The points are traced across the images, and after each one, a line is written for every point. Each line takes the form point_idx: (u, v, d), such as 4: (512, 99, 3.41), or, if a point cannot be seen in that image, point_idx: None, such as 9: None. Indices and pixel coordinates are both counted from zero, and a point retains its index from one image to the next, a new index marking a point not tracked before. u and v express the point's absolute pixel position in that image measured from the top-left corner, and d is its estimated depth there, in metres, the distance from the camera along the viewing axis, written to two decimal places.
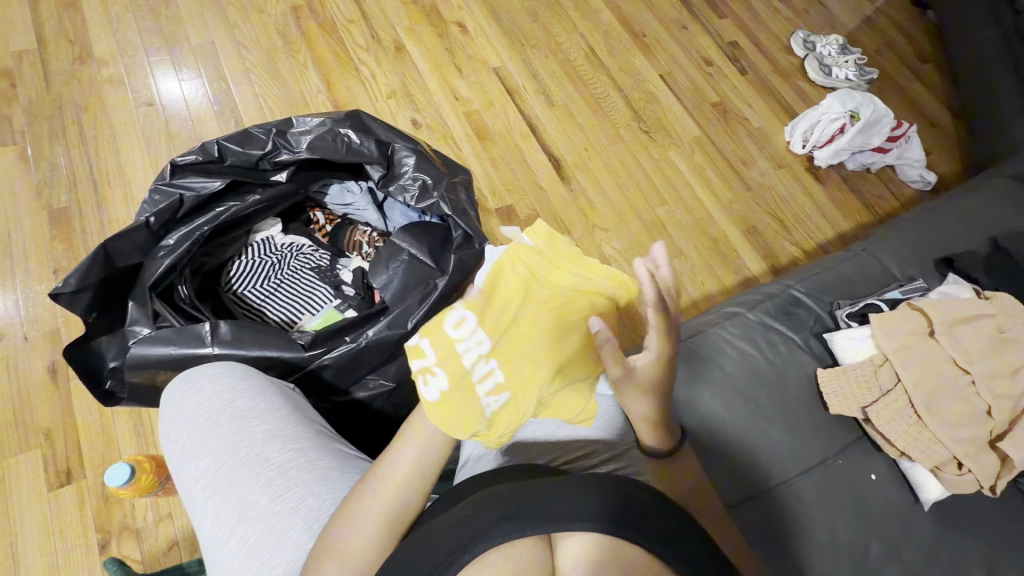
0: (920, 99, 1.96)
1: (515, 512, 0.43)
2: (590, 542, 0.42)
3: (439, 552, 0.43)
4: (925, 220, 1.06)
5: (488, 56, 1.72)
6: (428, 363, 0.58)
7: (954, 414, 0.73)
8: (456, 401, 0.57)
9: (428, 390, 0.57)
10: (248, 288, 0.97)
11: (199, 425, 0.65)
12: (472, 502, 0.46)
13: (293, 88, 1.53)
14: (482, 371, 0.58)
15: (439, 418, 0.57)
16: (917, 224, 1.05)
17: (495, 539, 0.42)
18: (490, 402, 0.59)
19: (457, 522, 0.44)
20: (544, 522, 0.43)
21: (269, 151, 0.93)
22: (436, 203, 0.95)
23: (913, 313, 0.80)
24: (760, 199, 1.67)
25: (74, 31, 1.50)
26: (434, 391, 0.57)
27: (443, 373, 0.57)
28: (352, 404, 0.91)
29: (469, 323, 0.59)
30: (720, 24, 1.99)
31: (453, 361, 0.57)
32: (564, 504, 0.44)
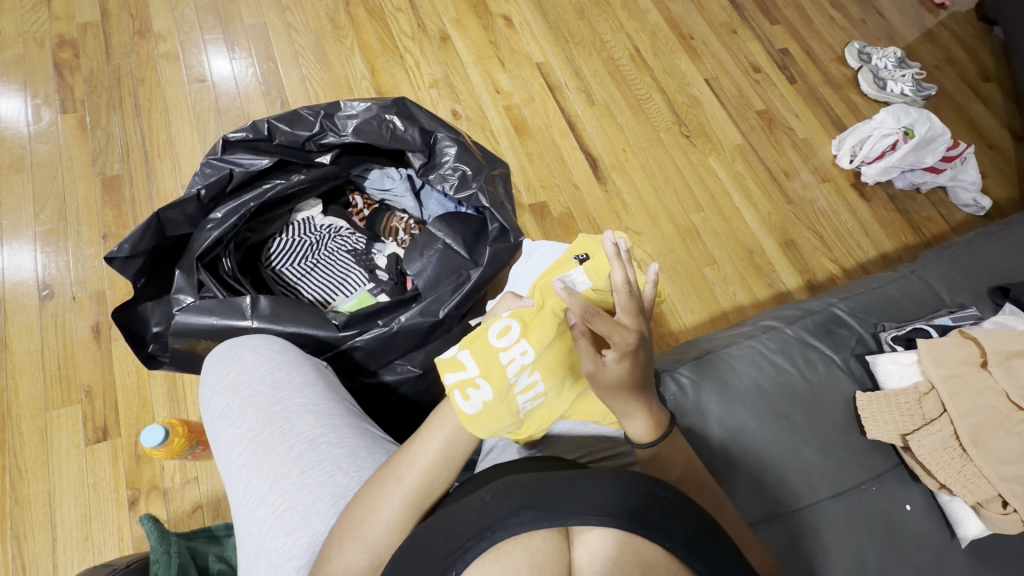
0: (979, 119, 1.87)
1: (534, 503, 0.42)
2: (609, 538, 0.40)
3: (456, 537, 0.42)
4: (980, 246, 1.01)
5: (532, 51, 1.71)
6: (469, 375, 0.58)
7: (1002, 449, 0.69)
8: (497, 412, 0.58)
9: (469, 401, 0.57)
10: (287, 265, 0.99)
11: (238, 393, 0.67)
12: (490, 490, 0.45)
13: (338, 72, 1.56)
14: (523, 382, 0.59)
15: (477, 427, 0.57)
16: (971, 249, 1.01)
17: (513, 529, 0.41)
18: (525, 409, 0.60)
19: (475, 508, 0.43)
20: (563, 515, 0.41)
21: (316, 133, 0.95)
22: (474, 194, 0.95)
23: (965, 343, 0.77)
24: (801, 212, 1.62)
25: (136, 6, 1.56)
26: (475, 404, 0.57)
27: (485, 385, 0.57)
28: (379, 387, 0.92)
29: (512, 333, 0.59)
30: (771, 30, 1.93)
31: (495, 374, 0.57)
32: (584, 498, 0.42)
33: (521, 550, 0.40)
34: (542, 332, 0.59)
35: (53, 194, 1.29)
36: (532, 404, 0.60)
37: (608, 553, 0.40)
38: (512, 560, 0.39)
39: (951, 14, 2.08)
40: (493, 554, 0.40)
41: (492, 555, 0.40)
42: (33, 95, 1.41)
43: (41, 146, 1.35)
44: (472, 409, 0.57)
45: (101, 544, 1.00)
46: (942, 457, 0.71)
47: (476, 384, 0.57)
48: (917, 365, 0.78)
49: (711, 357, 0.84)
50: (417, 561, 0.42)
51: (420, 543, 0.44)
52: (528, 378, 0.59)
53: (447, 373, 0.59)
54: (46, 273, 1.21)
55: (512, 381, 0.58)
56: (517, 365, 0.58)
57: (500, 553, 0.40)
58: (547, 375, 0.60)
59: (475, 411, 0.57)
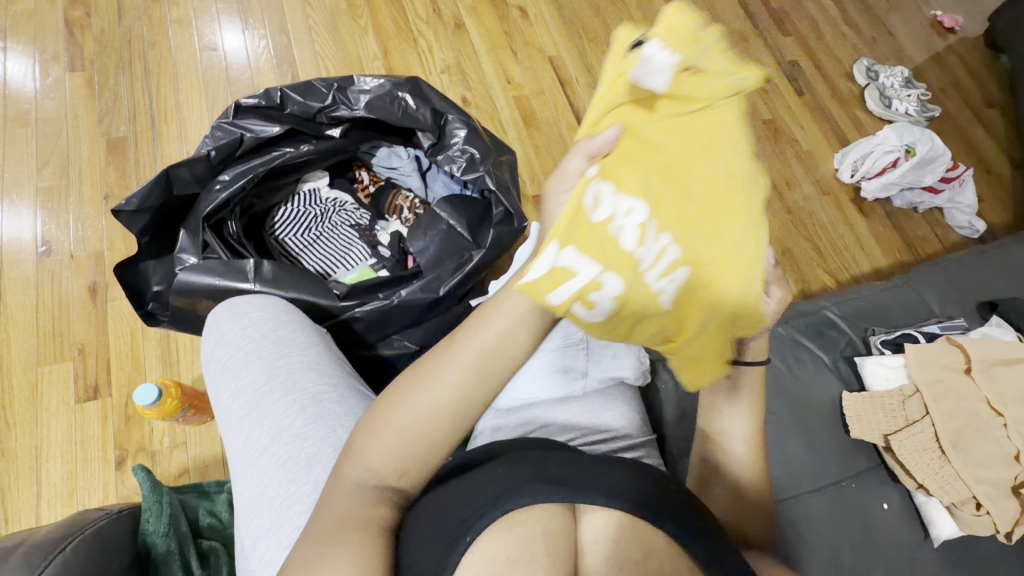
0: (979, 144, 1.90)
1: (546, 476, 0.45)
2: (613, 516, 0.44)
3: (472, 505, 0.44)
4: (973, 262, 1.04)
5: (545, 45, 1.72)
6: (584, 277, 0.48)
7: (977, 453, 0.72)
8: (630, 293, 0.50)
9: (595, 307, 0.49)
10: (291, 235, 1.00)
11: (243, 346, 0.68)
12: (502, 464, 0.47)
13: (350, 50, 1.56)
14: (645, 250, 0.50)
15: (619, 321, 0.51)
16: (963, 265, 1.03)
17: (528, 501, 0.43)
18: (664, 292, 0.52)
19: (488, 480, 0.46)
20: (575, 492, 0.44)
21: (328, 105, 0.95)
22: (481, 177, 0.96)
23: (951, 349, 0.78)
24: (800, 222, 1.64)
25: None
26: (603, 303, 0.49)
27: (609, 282, 0.49)
28: (375, 360, 0.93)
29: (602, 200, 0.49)
30: (782, 41, 1.95)
31: (607, 259, 0.49)
32: (592, 477, 0.45)
33: (534, 520, 0.43)
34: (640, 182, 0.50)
35: (57, 151, 1.29)
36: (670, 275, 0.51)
37: (609, 531, 0.43)
38: (526, 528, 0.42)
39: (960, 39, 2.11)
40: (507, 523, 0.42)
41: (505, 524, 0.42)
42: (41, 51, 1.40)
43: (48, 102, 1.34)
44: (600, 314, 0.50)
45: (85, 500, 1.00)
46: (919, 458, 0.73)
47: (595, 278, 0.48)
48: (903, 369, 0.81)
49: None
50: (433, 523, 0.45)
51: (435, 512, 0.46)
52: (643, 243, 0.50)
53: (543, 297, 0.47)
54: (46, 231, 1.21)
55: (628, 254, 0.49)
56: (630, 230, 0.50)
57: (514, 523, 0.42)
58: (667, 243, 0.51)
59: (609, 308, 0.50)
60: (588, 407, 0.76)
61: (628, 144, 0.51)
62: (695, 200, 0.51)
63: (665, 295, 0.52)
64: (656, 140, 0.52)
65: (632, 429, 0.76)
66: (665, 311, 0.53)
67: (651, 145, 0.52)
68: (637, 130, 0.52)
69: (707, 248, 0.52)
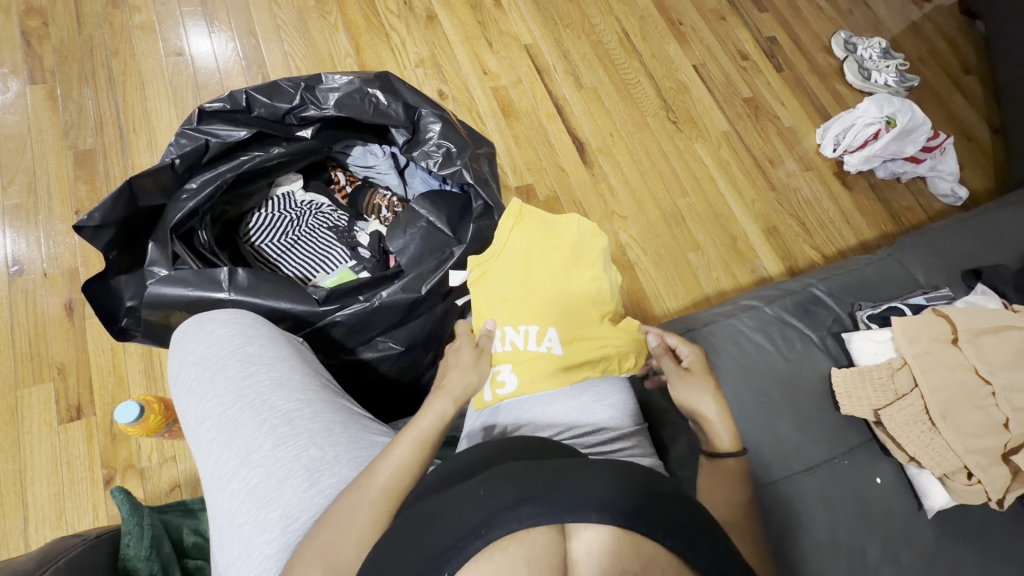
0: (959, 113, 1.91)
1: (530, 498, 0.41)
2: (608, 533, 0.40)
3: (449, 533, 0.40)
4: (957, 232, 1.04)
5: (520, 32, 1.69)
6: (494, 376, 0.75)
7: (968, 423, 0.71)
8: (527, 370, 0.74)
9: (507, 385, 0.74)
10: (266, 241, 0.98)
11: (209, 367, 0.66)
12: (483, 482, 0.43)
13: (321, 49, 1.52)
14: (524, 334, 0.75)
15: (528, 383, 0.73)
16: (946, 234, 1.03)
17: (509, 525, 0.40)
18: (550, 347, 0.74)
19: (468, 500, 0.42)
20: (561, 511, 0.40)
21: (296, 105, 0.92)
22: (458, 171, 0.93)
23: (937, 320, 0.78)
24: (785, 199, 1.64)
25: None
26: (508, 379, 0.74)
27: (511, 368, 0.74)
28: (359, 364, 0.91)
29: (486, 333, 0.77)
30: (760, 17, 1.93)
31: (501, 355, 0.76)
32: (585, 493, 0.41)
33: (517, 545, 0.39)
34: (504, 300, 0.78)
35: (22, 167, 1.25)
36: (545, 339, 0.75)
37: (606, 547, 0.39)
38: (507, 556, 0.39)
39: (935, 7, 2.11)
40: (488, 551, 0.39)
41: (486, 553, 0.39)
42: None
43: (10, 118, 1.30)
44: (512, 388, 0.74)
45: (75, 522, 0.99)
46: (909, 430, 0.73)
47: (497, 371, 0.75)
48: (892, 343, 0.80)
49: (693, 336, 0.84)
50: (407, 548, 0.41)
51: (413, 531, 0.43)
52: (520, 332, 0.76)
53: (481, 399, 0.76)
54: (16, 250, 1.17)
55: (511, 344, 0.75)
56: (513, 337, 0.76)
57: (495, 550, 0.39)
58: (542, 323, 0.76)
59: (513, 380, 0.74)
60: (581, 403, 0.73)
61: (493, 281, 0.80)
62: (550, 279, 0.78)
63: (551, 350, 0.74)
64: (510, 274, 0.79)
65: (624, 425, 0.74)
66: (566, 359, 0.74)
67: (508, 276, 0.79)
68: (492, 282, 0.80)
69: (573, 309, 0.77)
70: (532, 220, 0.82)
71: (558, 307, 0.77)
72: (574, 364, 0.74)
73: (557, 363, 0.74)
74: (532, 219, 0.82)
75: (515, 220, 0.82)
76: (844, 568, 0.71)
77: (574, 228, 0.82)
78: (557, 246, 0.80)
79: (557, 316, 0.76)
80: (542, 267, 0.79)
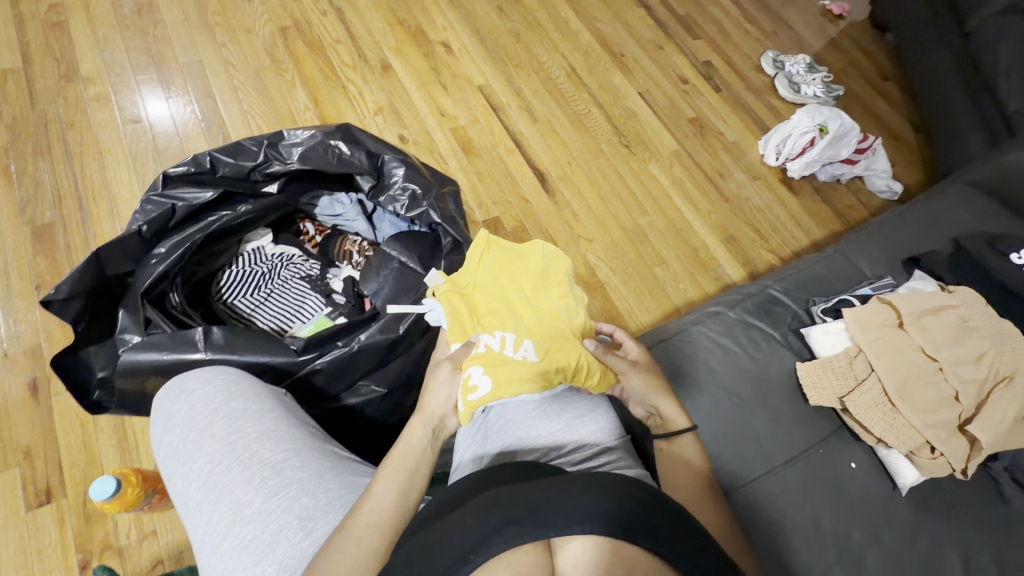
0: (883, 116, 2.07)
1: (516, 518, 0.42)
2: (592, 542, 0.41)
3: (439, 564, 0.41)
4: (893, 225, 1.12)
5: (473, 75, 1.77)
6: (467, 381, 0.71)
7: (923, 400, 0.76)
8: (502, 375, 0.72)
9: (481, 390, 0.70)
10: (239, 297, 0.98)
11: (193, 427, 0.66)
12: (471, 510, 0.44)
13: (281, 105, 1.56)
14: (499, 343, 0.75)
15: (506, 389, 0.71)
16: (885, 227, 1.11)
17: (497, 547, 0.41)
18: (525, 356, 0.74)
19: (456, 528, 0.43)
20: (546, 527, 0.42)
21: (260, 162, 0.95)
22: (425, 211, 0.97)
23: (883, 307, 0.84)
24: (738, 209, 1.73)
25: (62, 51, 1.52)
26: (483, 383, 0.70)
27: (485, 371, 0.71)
28: (343, 411, 0.91)
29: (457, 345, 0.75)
30: (694, 44, 2.08)
31: (474, 361, 0.72)
32: (568, 508, 0.43)
33: (505, 567, 0.40)
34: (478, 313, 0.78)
35: None
36: (520, 348, 0.75)
37: (591, 557, 0.41)
38: None
39: (849, 24, 2.31)
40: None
41: None
42: None
43: None
44: (486, 392, 0.70)
45: None
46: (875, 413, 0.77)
47: (469, 375, 0.71)
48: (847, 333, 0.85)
49: (664, 346, 0.88)
50: None
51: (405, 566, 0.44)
52: (495, 340, 0.75)
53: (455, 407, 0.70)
54: None
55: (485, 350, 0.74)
56: (488, 344, 0.74)
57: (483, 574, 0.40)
58: (517, 333, 0.76)
59: (489, 385, 0.71)
60: (565, 423, 0.77)
61: (462, 300, 0.79)
62: (517, 300, 0.80)
63: (526, 359, 0.74)
64: (482, 295, 0.80)
65: (610, 439, 0.77)
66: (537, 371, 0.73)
67: (480, 296, 0.80)
68: (462, 298, 0.80)
69: (545, 325, 0.78)
70: (502, 246, 0.85)
71: (530, 323, 0.78)
72: (546, 378, 0.74)
73: (532, 371, 0.73)
74: (502, 246, 0.85)
75: (485, 247, 0.84)
76: (832, 555, 0.74)
77: (541, 253, 0.84)
78: (525, 268, 0.83)
79: (528, 329, 0.77)
80: (513, 287, 0.81)
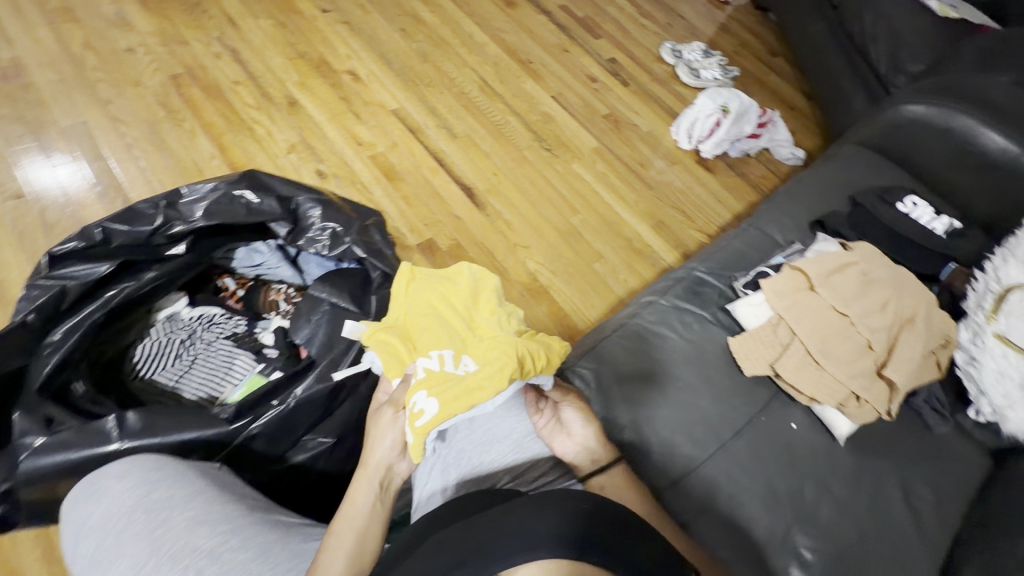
0: (778, 90, 2.23)
1: (470, 557, 0.41)
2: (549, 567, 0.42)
3: None
4: (796, 191, 1.21)
5: (385, 99, 1.75)
6: (412, 411, 0.69)
7: (842, 354, 0.83)
8: (447, 391, 0.69)
9: (428, 411, 0.67)
10: (157, 371, 0.91)
11: (109, 530, 0.59)
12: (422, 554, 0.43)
13: (183, 157, 1.48)
14: (438, 362, 0.73)
15: (454, 403, 0.68)
16: (792, 194, 1.19)
17: None
18: (467, 369, 0.72)
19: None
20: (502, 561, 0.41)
21: (160, 225, 0.88)
22: (349, 248, 0.97)
23: (794, 275, 0.90)
24: (662, 194, 1.80)
25: None
26: (430, 404, 0.68)
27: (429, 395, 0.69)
28: (292, 470, 0.87)
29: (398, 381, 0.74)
30: (597, 44, 2.16)
31: (417, 387, 0.70)
32: (522, 537, 0.42)
33: None
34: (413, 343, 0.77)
35: None
36: (461, 363, 0.73)
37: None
38: None
39: (734, 9, 2.48)
40: None
41: None
42: None
43: None
44: (435, 413, 0.67)
45: None
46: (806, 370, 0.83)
47: (415, 403, 0.69)
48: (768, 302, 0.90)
49: (603, 346, 0.89)
50: None
51: None
52: (433, 360, 0.73)
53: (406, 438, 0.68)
54: None
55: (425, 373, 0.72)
56: (427, 367, 0.72)
57: None
58: (454, 349, 0.75)
59: (436, 404, 0.68)
60: (521, 440, 0.77)
61: (396, 338, 0.78)
62: (450, 320, 0.79)
63: (468, 371, 0.72)
64: (414, 322, 0.80)
65: None
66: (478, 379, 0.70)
67: (413, 324, 0.80)
68: (397, 331, 0.79)
69: (482, 338, 0.77)
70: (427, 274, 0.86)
71: (466, 337, 0.77)
72: (489, 378, 0.70)
73: (477, 378, 0.70)
74: (427, 273, 0.86)
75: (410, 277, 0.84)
76: (790, 516, 0.77)
77: (466, 274, 0.85)
78: (452, 289, 0.83)
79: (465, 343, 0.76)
80: (444, 307, 0.81)
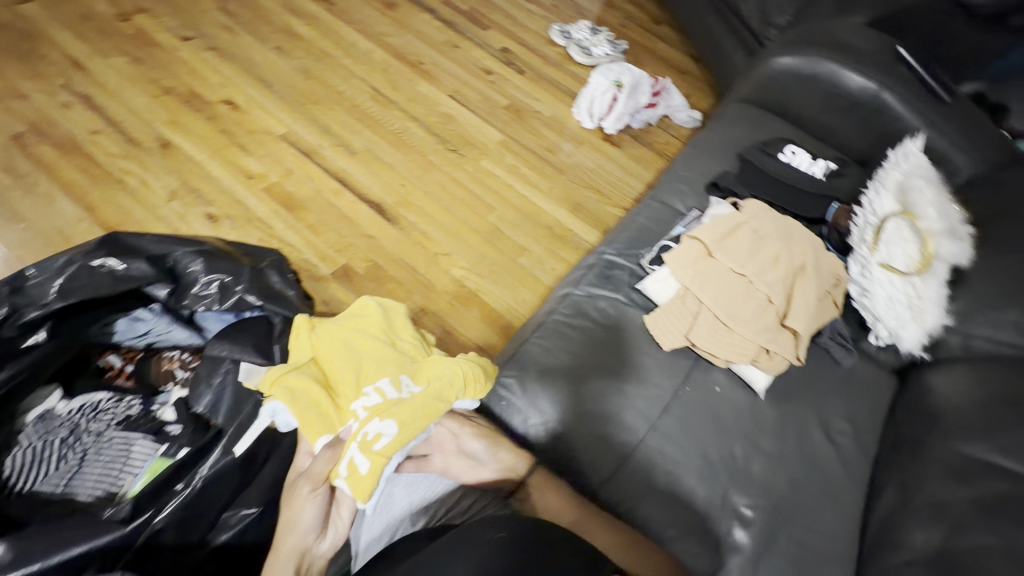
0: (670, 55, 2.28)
1: None
2: None
3: None
4: (689, 159, 1.26)
5: (271, 125, 1.64)
6: (355, 449, 0.72)
7: (745, 313, 0.90)
8: (396, 413, 0.74)
9: (381, 434, 0.72)
10: (37, 485, 0.77)
11: None
12: None
13: (43, 225, 1.31)
14: (371, 395, 0.76)
15: (402, 421, 0.73)
16: (685, 163, 1.24)
17: None
18: (407, 391, 0.77)
19: None
20: None
21: (7, 314, 0.77)
22: (241, 298, 0.91)
23: (693, 244, 0.96)
24: (575, 176, 1.80)
25: None
26: (377, 429, 0.72)
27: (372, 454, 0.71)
28: (220, 554, 0.77)
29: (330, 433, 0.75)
30: (486, 35, 2.12)
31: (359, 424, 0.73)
32: None
33: None
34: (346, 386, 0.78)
35: None
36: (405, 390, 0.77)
37: None
38: None
39: None
40: None
41: None
42: None
43: None
44: (391, 434, 0.72)
45: None
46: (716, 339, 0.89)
47: (363, 434, 0.72)
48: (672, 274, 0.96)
49: (525, 348, 0.89)
50: None
51: None
52: (369, 395, 0.76)
53: (359, 474, 0.70)
54: None
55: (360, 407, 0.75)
56: (365, 402, 0.75)
57: None
58: (391, 374, 0.79)
59: (387, 425, 0.72)
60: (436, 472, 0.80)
61: (310, 381, 0.77)
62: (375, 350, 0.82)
63: (408, 394, 0.76)
64: (334, 365, 0.80)
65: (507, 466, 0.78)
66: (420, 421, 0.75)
67: (334, 365, 0.80)
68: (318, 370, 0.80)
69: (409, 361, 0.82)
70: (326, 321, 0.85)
71: (392, 363, 0.80)
72: (438, 398, 0.77)
73: (420, 398, 0.76)
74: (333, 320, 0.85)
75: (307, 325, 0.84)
76: (724, 477, 0.83)
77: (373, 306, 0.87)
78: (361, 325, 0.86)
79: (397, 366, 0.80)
80: (365, 343, 0.82)
